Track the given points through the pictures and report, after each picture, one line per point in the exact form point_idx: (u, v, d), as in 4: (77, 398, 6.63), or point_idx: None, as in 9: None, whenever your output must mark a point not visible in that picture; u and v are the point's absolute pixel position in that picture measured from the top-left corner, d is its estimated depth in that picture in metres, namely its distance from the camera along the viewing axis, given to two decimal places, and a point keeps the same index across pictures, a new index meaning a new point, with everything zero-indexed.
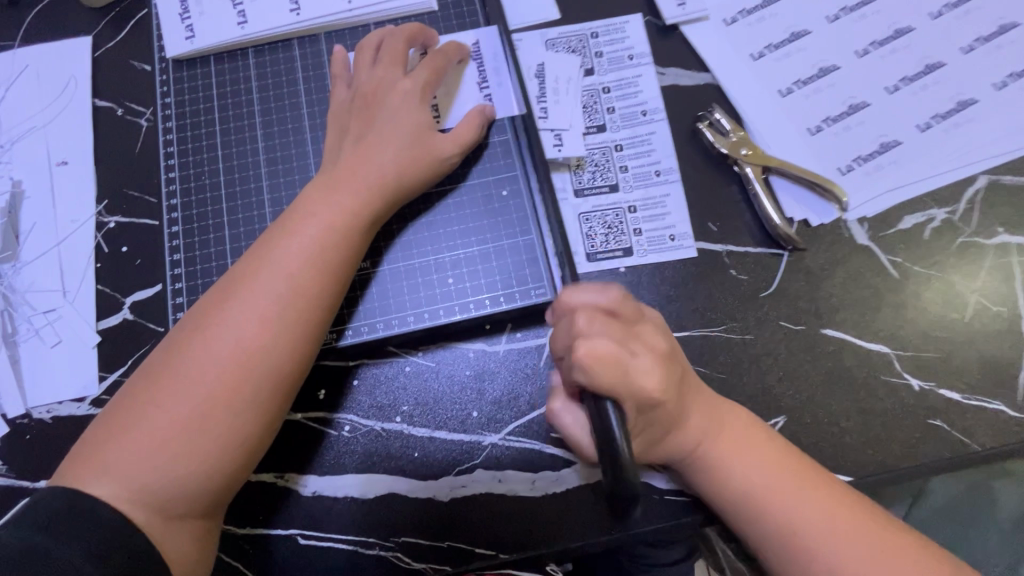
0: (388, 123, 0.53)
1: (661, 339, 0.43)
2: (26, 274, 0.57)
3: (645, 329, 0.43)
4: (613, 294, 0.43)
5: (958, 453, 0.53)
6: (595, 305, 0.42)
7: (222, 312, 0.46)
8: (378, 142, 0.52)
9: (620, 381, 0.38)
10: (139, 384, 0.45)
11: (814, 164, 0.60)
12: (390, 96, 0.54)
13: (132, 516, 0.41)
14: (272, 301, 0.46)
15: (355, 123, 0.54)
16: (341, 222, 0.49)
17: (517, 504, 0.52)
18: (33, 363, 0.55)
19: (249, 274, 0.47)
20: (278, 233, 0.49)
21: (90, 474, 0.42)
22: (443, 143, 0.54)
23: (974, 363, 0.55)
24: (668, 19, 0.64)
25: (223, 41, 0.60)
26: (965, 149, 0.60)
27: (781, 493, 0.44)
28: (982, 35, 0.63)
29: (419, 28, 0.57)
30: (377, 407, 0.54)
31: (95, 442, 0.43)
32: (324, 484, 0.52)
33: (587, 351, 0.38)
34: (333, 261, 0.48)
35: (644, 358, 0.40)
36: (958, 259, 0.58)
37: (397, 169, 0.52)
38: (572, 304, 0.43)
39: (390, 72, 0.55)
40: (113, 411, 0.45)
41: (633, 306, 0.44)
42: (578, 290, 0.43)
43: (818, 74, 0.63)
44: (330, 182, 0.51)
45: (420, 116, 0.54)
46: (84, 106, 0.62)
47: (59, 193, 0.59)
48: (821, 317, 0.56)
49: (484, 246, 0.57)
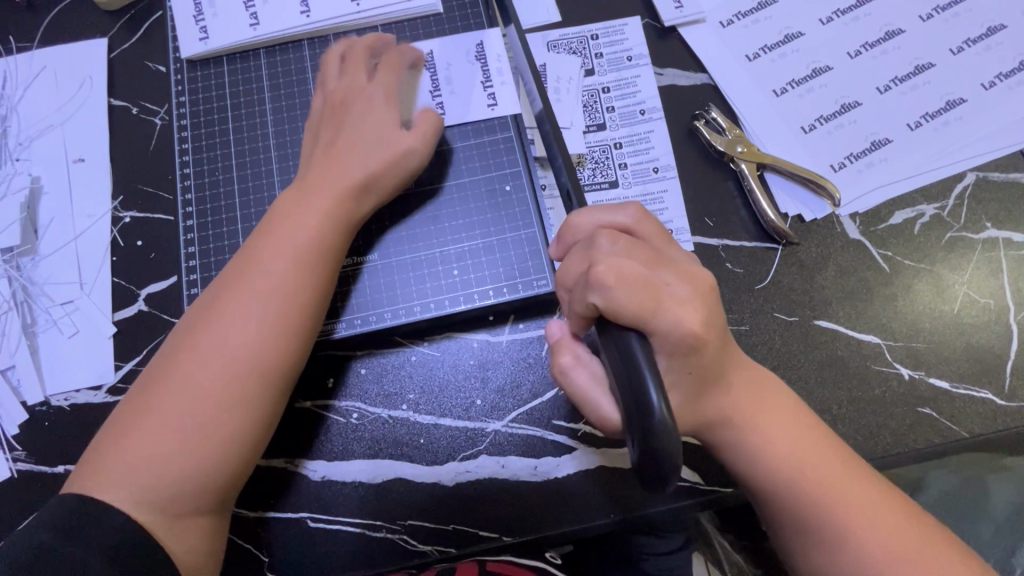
0: (355, 127, 0.54)
1: (695, 266, 0.42)
2: (44, 267, 0.59)
3: (674, 255, 0.42)
4: (634, 213, 0.44)
5: (947, 439, 0.55)
6: (611, 224, 0.44)
7: (211, 319, 0.48)
8: (347, 147, 0.53)
9: (650, 303, 0.38)
10: (137, 394, 0.47)
11: (808, 161, 0.62)
12: (355, 99, 0.55)
13: (138, 517, 0.43)
14: (259, 305, 0.48)
15: (325, 129, 0.55)
16: (322, 227, 0.51)
17: (520, 489, 0.54)
18: (51, 353, 0.57)
19: (234, 281, 0.49)
20: (259, 240, 0.50)
21: (96, 483, 0.44)
22: (409, 138, 0.55)
23: (963, 353, 0.57)
24: (666, 21, 0.66)
25: (235, 42, 0.62)
26: (954, 147, 0.62)
27: (816, 474, 0.45)
28: (971, 36, 0.65)
29: (373, 36, 0.59)
30: (384, 395, 0.56)
31: (98, 451, 0.45)
32: (333, 469, 0.54)
33: (610, 270, 0.39)
34: (313, 263, 0.50)
35: (676, 281, 0.40)
36: (947, 253, 0.60)
37: (367, 169, 0.53)
38: (589, 227, 0.45)
39: (356, 77, 0.56)
40: (114, 422, 0.47)
41: (656, 227, 0.44)
42: (595, 211, 0.45)
43: (811, 75, 0.65)
44: (305, 188, 0.52)
45: (384, 115, 0.55)
46: (101, 105, 0.64)
47: (77, 190, 0.61)
48: (815, 309, 0.58)
49: (487, 240, 0.58)
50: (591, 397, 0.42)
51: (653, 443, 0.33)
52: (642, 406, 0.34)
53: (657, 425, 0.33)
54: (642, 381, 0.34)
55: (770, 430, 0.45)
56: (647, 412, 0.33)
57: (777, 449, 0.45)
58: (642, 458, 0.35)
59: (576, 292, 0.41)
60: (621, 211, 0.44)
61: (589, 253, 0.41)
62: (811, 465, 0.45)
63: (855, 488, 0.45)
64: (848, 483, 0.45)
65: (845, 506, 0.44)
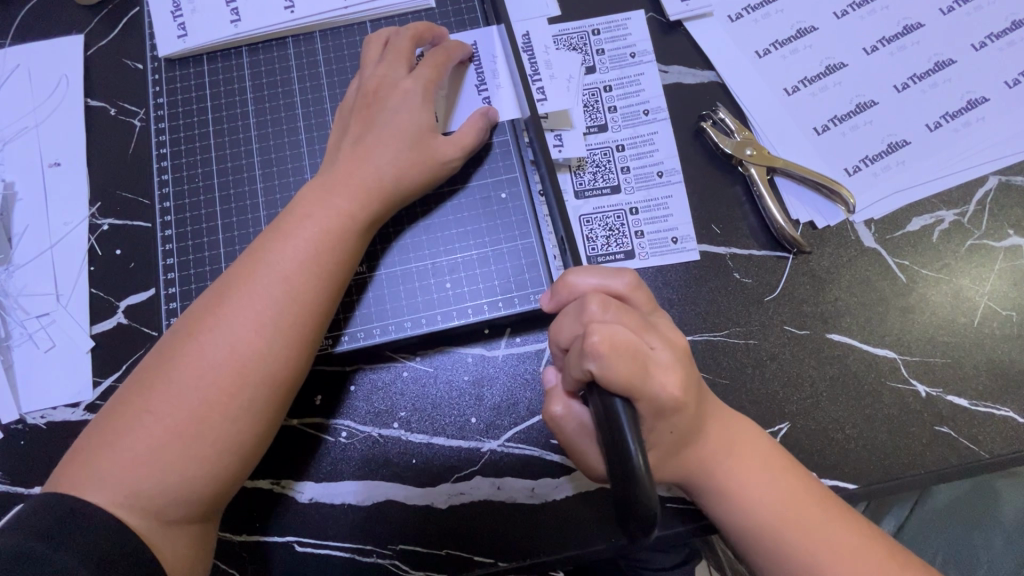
0: (389, 124, 0.51)
1: (675, 332, 0.42)
2: (18, 277, 0.57)
3: (658, 323, 0.42)
4: (629, 281, 0.43)
5: (966, 460, 0.52)
6: (605, 288, 0.43)
7: (216, 316, 0.45)
8: (377, 144, 0.51)
9: (640, 372, 0.36)
10: (133, 389, 0.44)
11: (820, 165, 0.59)
12: (392, 95, 0.52)
13: (126, 522, 0.41)
14: (269, 306, 0.45)
15: (356, 122, 0.52)
16: (338, 225, 0.48)
17: (517, 511, 0.51)
18: (26, 368, 0.55)
19: (244, 277, 0.46)
20: (273, 235, 0.48)
21: (84, 481, 0.41)
22: (444, 146, 0.53)
23: (982, 369, 0.54)
24: (671, 15, 0.63)
25: (217, 39, 0.59)
26: (975, 150, 0.58)
27: (798, 516, 0.42)
28: (995, 31, 0.61)
29: (428, 26, 0.56)
30: (374, 413, 0.53)
31: (91, 448, 0.42)
32: (320, 491, 0.52)
33: (603, 339, 0.36)
34: (330, 264, 0.47)
35: (660, 347, 0.39)
36: (967, 262, 0.57)
37: (396, 173, 0.51)
38: (585, 287, 0.43)
39: (396, 70, 0.53)
40: (107, 417, 0.44)
41: (646, 296, 0.44)
42: (590, 272, 0.43)
43: (825, 72, 0.61)
44: (327, 184, 0.50)
45: (423, 117, 0.52)
46: (76, 106, 0.61)
47: (53, 195, 0.59)
48: (826, 321, 0.55)
49: (482, 250, 0.56)
50: (576, 445, 0.42)
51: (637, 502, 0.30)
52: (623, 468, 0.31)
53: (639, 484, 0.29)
54: (623, 440, 0.31)
55: (749, 470, 0.43)
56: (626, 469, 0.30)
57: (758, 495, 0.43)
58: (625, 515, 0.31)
59: (570, 355, 0.38)
60: (617, 276, 0.43)
61: (581, 319, 0.39)
62: (793, 507, 0.42)
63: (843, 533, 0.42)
64: (834, 530, 0.42)
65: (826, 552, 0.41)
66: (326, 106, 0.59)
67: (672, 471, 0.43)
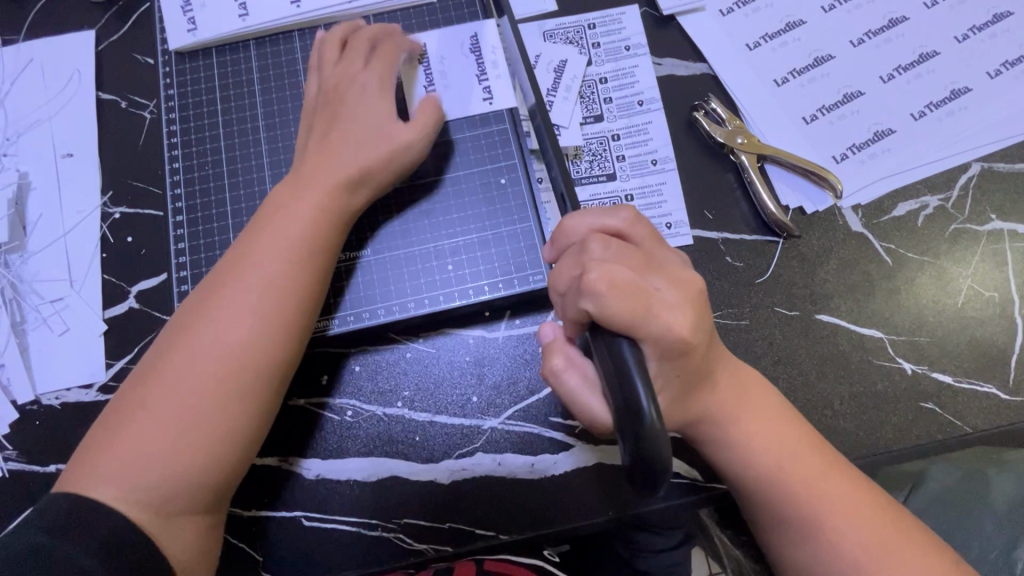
0: (348, 118, 0.53)
1: (685, 271, 0.42)
2: (33, 264, 0.58)
3: (665, 261, 0.42)
4: (626, 217, 0.43)
5: (950, 435, 0.54)
6: (603, 228, 0.43)
7: (201, 315, 0.47)
8: (342, 139, 0.52)
9: (640, 309, 0.37)
10: (129, 389, 0.46)
11: (809, 152, 0.61)
12: (351, 91, 0.54)
13: (131, 517, 0.42)
14: (252, 301, 0.47)
15: (317, 121, 0.54)
16: (315, 221, 0.50)
17: (517, 486, 0.53)
18: (41, 351, 0.56)
19: (229, 276, 0.48)
20: (254, 234, 0.49)
21: (86, 481, 0.43)
22: (407, 130, 0.53)
23: (966, 347, 0.56)
24: (665, 9, 0.65)
25: (225, 33, 0.61)
26: (958, 137, 0.61)
27: (807, 478, 0.44)
28: (977, 23, 0.63)
29: (379, 27, 0.57)
30: (379, 393, 0.55)
31: (90, 447, 0.44)
32: (327, 467, 0.54)
33: (601, 277, 0.38)
34: (309, 258, 0.49)
35: (666, 287, 0.39)
36: (951, 246, 0.59)
37: (361, 162, 0.51)
38: (583, 231, 0.44)
39: (353, 65, 0.55)
40: (105, 420, 0.45)
41: (648, 231, 0.44)
42: (587, 215, 0.44)
43: (813, 64, 0.64)
44: (302, 181, 0.51)
45: (380, 108, 0.53)
46: (89, 98, 0.62)
47: (66, 185, 0.60)
48: (815, 303, 0.57)
49: (482, 234, 0.57)
50: (573, 401, 0.42)
51: (640, 445, 0.32)
52: (631, 405, 0.33)
53: (647, 428, 0.32)
54: (629, 382, 0.33)
55: (759, 434, 0.45)
56: (636, 416, 0.32)
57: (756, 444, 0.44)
58: (631, 464, 0.33)
59: (569, 297, 0.40)
60: (612, 214, 0.43)
61: (580, 259, 0.41)
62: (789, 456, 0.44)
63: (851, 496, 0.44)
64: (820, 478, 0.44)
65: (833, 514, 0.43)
66: None
67: (687, 416, 0.44)
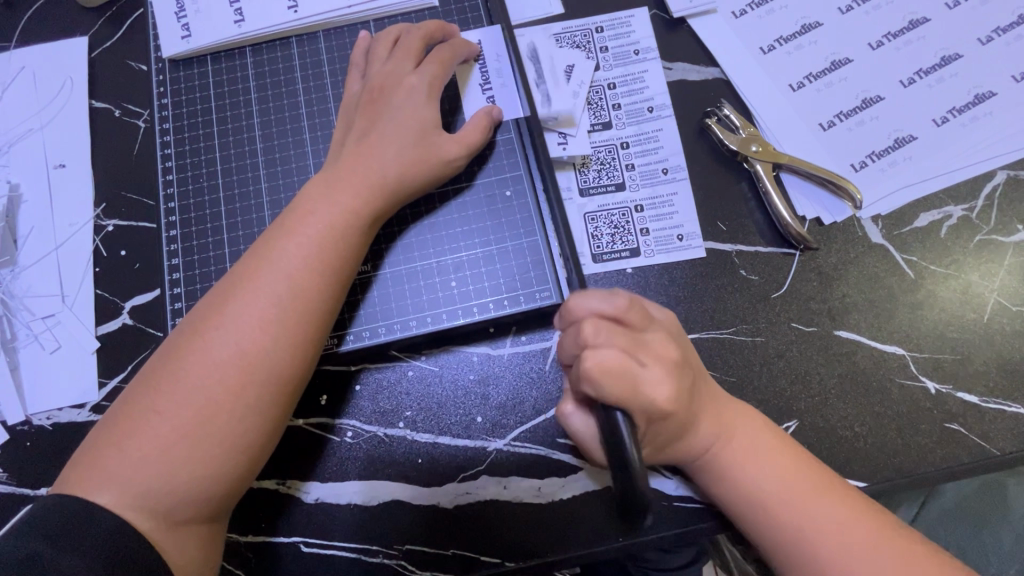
0: (395, 121, 0.51)
1: (668, 345, 0.41)
2: (24, 279, 0.57)
3: (652, 338, 0.41)
4: (622, 303, 0.40)
5: (977, 458, 0.52)
6: (603, 313, 0.40)
7: (221, 314, 0.45)
8: (381, 142, 0.51)
9: (630, 393, 0.37)
10: (139, 389, 0.44)
11: (827, 160, 0.59)
12: (397, 93, 0.52)
13: (135, 523, 0.40)
14: (273, 303, 0.45)
15: (361, 119, 0.52)
16: (341, 222, 0.48)
17: (523, 511, 0.51)
18: (32, 370, 0.55)
19: (248, 275, 0.46)
20: (276, 232, 0.48)
21: (92, 482, 0.41)
22: (447, 145, 0.52)
23: (992, 365, 0.53)
24: (675, 12, 0.62)
25: (220, 40, 0.59)
26: (982, 144, 0.58)
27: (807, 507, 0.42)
28: (1002, 25, 0.61)
29: (437, 25, 0.56)
30: (380, 413, 0.53)
31: (97, 449, 0.42)
32: (326, 491, 0.52)
33: (593, 363, 0.37)
34: (334, 262, 0.47)
35: (652, 364, 0.39)
36: (976, 258, 0.56)
37: (400, 170, 0.50)
38: (582, 314, 0.40)
39: (401, 67, 0.53)
40: (114, 416, 0.44)
41: (641, 311, 0.41)
42: (587, 296, 0.40)
43: (830, 68, 0.61)
44: (332, 180, 0.49)
45: (426, 116, 0.52)
46: (81, 107, 0.61)
47: (58, 197, 0.59)
48: (834, 319, 0.55)
49: (487, 248, 0.55)
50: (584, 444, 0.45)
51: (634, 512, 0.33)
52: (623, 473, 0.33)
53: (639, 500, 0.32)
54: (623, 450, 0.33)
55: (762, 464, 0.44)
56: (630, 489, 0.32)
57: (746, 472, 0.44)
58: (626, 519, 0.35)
59: (566, 374, 0.39)
60: (609, 298, 0.40)
61: (576, 341, 0.39)
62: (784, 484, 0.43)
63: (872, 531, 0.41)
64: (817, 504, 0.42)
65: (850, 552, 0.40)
66: (329, 105, 0.59)
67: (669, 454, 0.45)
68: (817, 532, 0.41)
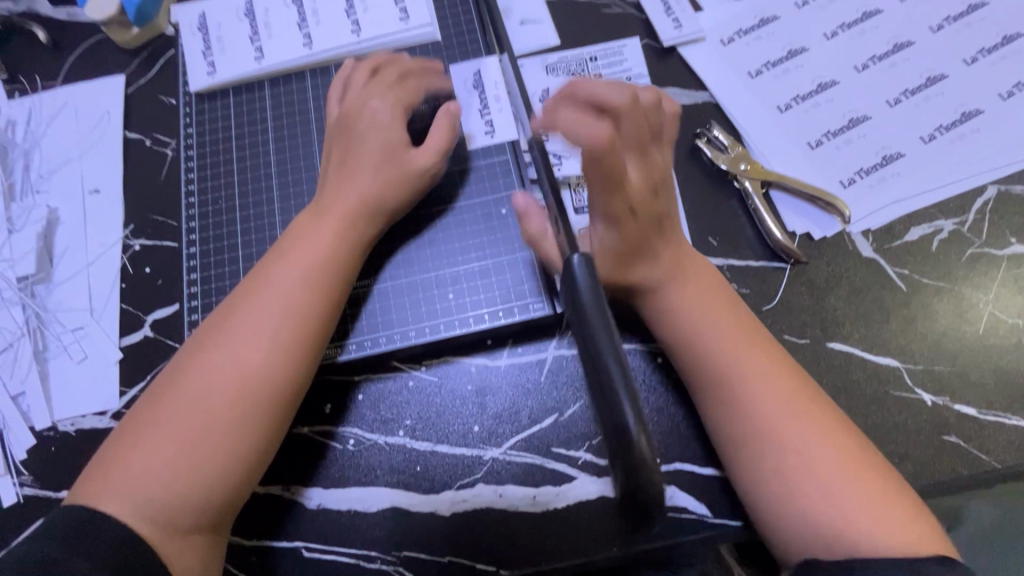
0: (365, 145, 0.55)
1: (658, 170, 0.52)
2: (57, 294, 0.61)
3: (647, 155, 0.51)
4: (625, 98, 0.48)
5: (976, 469, 0.51)
6: (601, 98, 0.48)
7: (223, 333, 0.48)
8: (356, 167, 0.54)
9: (608, 182, 0.45)
10: (145, 406, 0.47)
11: (815, 177, 0.60)
12: (364, 117, 0.56)
13: (139, 531, 0.43)
14: (271, 321, 0.48)
15: (337, 147, 0.56)
16: (334, 247, 0.52)
17: (518, 520, 0.52)
18: (60, 378, 0.58)
19: (248, 296, 0.50)
20: (274, 258, 0.51)
21: (101, 492, 0.44)
22: (418, 156, 0.56)
23: (990, 376, 0.53)
24: (665, 41, 0.66)
25: (241, 75, 0.65)
26: (970, 160, 0.59)
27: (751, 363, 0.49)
28: (986, 46, 0.63)
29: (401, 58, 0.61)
30: (381, 421, 0.55)
31: (106, 461, 0.45)
32: (328, 497, 0.53)
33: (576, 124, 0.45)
34: (327, 282, 0.51)
35: (636, 169, 0.50)
36: (968, 271, 0.57)
37: (375, 189, 0.54)
38: (581, 94, 0.48)
39: (366, 95, 0.57)
40: (123, 429, 0.47)
41: (641, 124, 0.49)
42: (590, 85, 0.49)
43: (817, 89, 0.63)
44: (323, 208, 0.54)
45: (393, 135, 0.56)
46: (116, 137, 0.66)
47: (91, 219, 0.64)
48: (826, 330, 0.55)
49: (483, 263, 0.58)
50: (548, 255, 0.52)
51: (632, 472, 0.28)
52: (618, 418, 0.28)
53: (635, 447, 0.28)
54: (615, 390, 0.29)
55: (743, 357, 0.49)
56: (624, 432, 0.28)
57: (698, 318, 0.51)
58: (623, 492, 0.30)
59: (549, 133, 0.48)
60: (614, 90, 0.48)
61: (570, 114, 0.47)
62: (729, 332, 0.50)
63: (815, 428, 0.47)
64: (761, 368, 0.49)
65: (774, 423, 0.47)
66: None
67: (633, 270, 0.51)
68: (754, 394, 0.48)
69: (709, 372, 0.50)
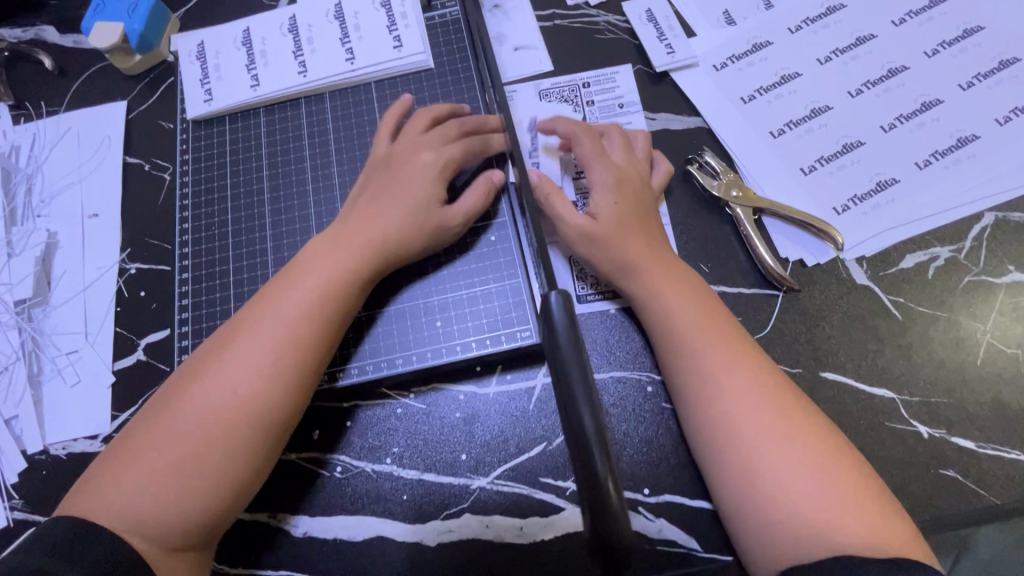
0: (404, 189, 0.56)
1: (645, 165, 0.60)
2: (53, 317, 0.62)
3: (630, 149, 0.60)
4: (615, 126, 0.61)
5: (976, 505, 0.50)
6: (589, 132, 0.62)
7: (221, 358, 0.48)
8: (388, 207, 0.55)
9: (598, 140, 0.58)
10: (139, 426, 0.47)
11: (808, 203, 0.60)
12: (410, 163, 0.57)
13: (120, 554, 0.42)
14: (269, 350, 0.48)
15: (374, 184, 0.57)
16: (339, 279, 0.52)
17: (504, 551, 0.51)
18: (53, 401, 0.59)
19: (248, 322, 0.50)
20: (278, 283, 0.52)
21: (87, 511, 0.44)
22: (449, 212, 0.56)
23: (988, 408, 0.52)
24: (657, 66, 0.66)
25: (237, 103, 0.66)
26: (966, 186, 0.59)
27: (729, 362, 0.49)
28: (982, 71, 0.62)
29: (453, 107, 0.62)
30: (369, 449, 0.55)
31: (95, 480, 0.45)
32: (314, 526, 0.53)
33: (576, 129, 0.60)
34: (329, 314, 0.50)
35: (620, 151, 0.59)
36: (965, 299, 0.56)
37: (399, 235, 0.54)
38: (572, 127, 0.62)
39: (417, 141, 0.58)
40: (116, 448, 0.47)
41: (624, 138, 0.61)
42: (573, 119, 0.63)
43: (810, 115, 0.63)
44: (334, 238, 0.54)
45: (434, 188, 0.56)
46: (115, 162, 0.67)
47: (89, 242, 0.64)
48: (820, 360, 0.55)
49: (472, 290, 0.59)
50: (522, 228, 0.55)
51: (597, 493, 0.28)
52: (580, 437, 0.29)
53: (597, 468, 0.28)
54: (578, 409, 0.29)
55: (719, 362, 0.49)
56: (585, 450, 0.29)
57: (677, 311, 0.52)
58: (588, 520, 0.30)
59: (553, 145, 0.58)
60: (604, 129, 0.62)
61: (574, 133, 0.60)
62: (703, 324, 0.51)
63: (794, 426, 0.46)
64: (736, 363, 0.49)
65: (747, 420, 0.46)
66: (332, 160, 0.64)
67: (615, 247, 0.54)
68: (728, 384, 0.48)
69: (688, 368, 0.50)
